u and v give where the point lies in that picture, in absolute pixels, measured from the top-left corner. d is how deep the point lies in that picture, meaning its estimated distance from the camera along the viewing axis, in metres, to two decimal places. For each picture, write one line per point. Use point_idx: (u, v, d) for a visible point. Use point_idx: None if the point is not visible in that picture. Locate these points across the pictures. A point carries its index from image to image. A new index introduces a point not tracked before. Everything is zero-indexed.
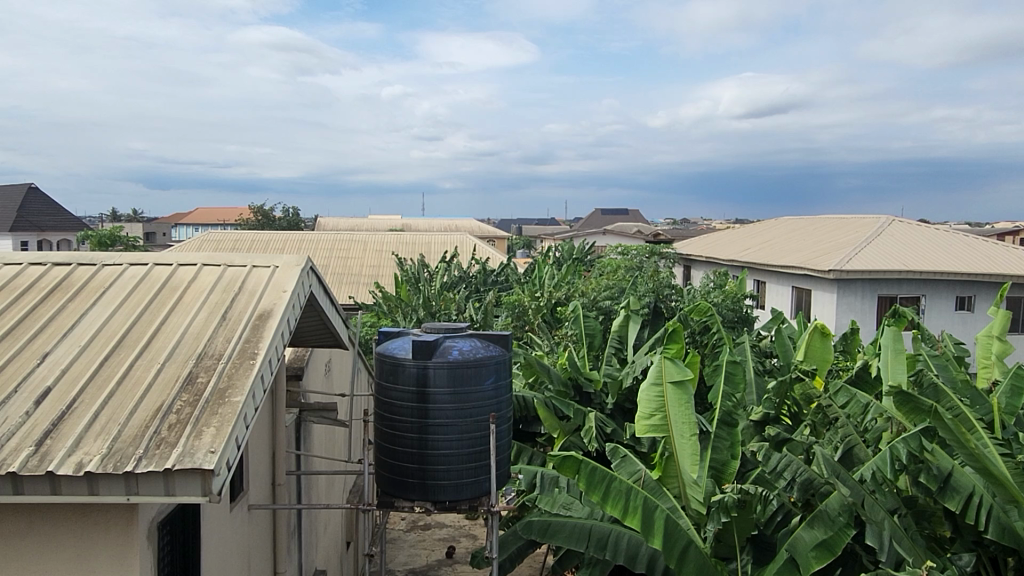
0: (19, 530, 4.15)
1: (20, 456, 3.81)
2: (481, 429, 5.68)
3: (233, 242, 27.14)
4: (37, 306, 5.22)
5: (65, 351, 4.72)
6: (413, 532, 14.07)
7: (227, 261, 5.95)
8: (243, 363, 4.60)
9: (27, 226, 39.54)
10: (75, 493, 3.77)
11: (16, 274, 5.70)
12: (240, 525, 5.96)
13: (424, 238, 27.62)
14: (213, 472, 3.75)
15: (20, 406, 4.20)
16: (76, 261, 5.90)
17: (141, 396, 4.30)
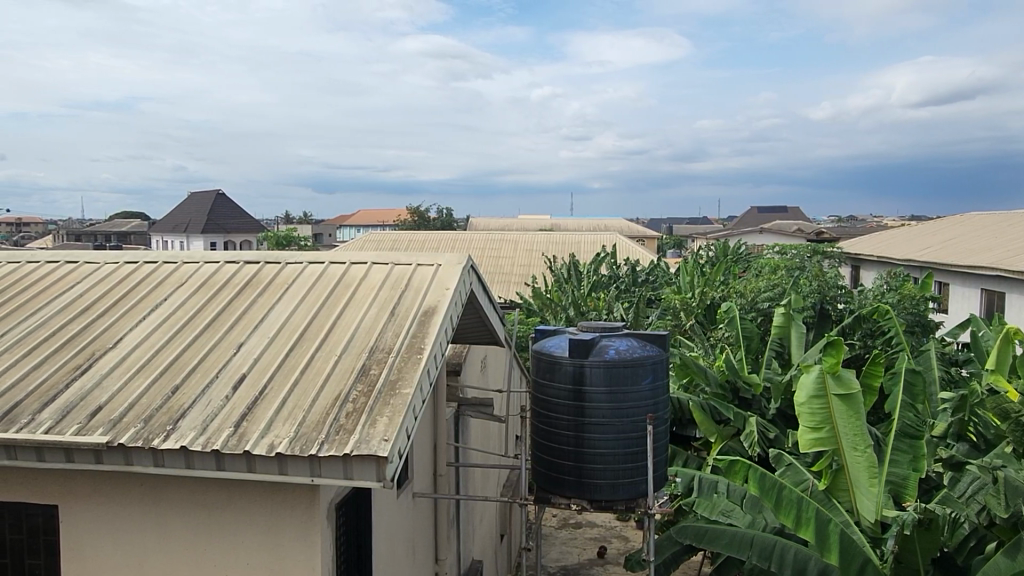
0: (220, 502, 4.59)
1: (221, 435, 4.22)
2: (639, 430, 5.61)
3: (393, 241, 28.64)
4: (231, 300, 5.76)
5: (256, 342, 5.17)
6: (564, 530, 14.17)
7: (395, 260, 6.26)
8: (411, 357, 4.82)
9: (216, 229, 43.96)
10: (268, 471, 4.12)
11: (214, 271, 6.32)
12: (405, 511, 6.28)
13: (574, 237, 27.70)
14: (387, 459, 3.96)
15: (220, 391, 4.64)
16: (263, 260, 6.45)
17: (323, 384, 4.63)
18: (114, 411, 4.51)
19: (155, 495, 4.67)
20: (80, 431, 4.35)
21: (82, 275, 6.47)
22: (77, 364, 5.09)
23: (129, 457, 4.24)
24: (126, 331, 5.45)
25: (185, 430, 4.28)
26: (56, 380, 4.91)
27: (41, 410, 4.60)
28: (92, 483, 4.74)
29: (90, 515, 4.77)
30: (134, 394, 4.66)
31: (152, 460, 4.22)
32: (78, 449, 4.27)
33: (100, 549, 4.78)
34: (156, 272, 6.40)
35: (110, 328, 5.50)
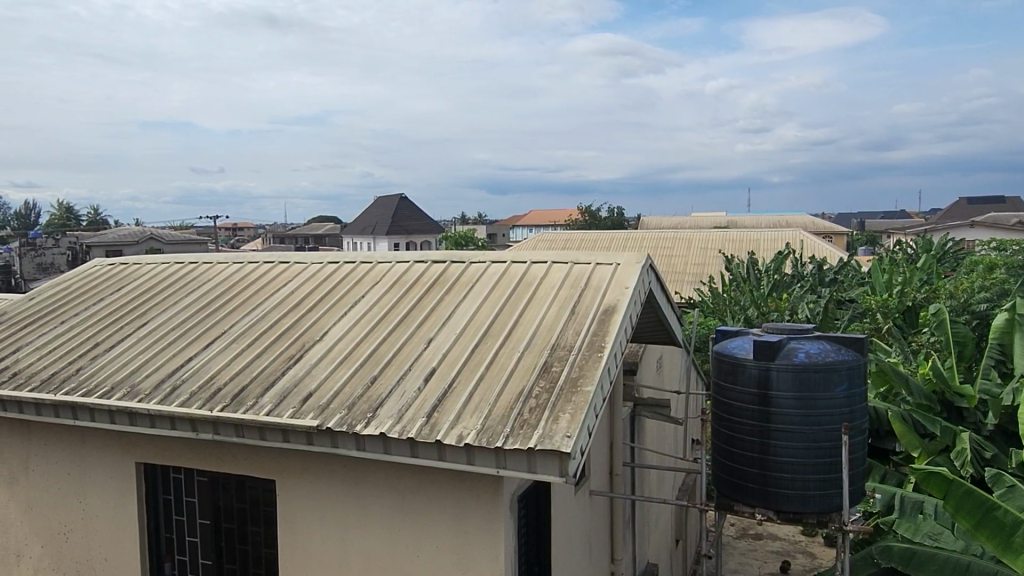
0: (412, 486, 4.89)
1: (415, 424, 4.49)
2: (831, 439, 5.24)
3: (564, 241, 29.01)
4: (420, 298, 6.12)
5: (444, 337, 5.45)
6: (744, 540, 13.60)
7: (573, 259, 6.33)
8: (592, 355, 4.85)
9: (399, 231, 46.85)
10: (456, 460, 4.34)
11: (405, 271, 6.74)
12: (583, 508, 6.33)
13: (753, 234, 26.45)
14: (569, 455, 4.02)
15: (413, 383, 4.96)
16: (448, 260, 6.79)
17: (506, 380, 4.78)
18: (322, 398, 4.96)
19: (355, 477, 5.07)
20: (295, 414, 4.83)
21: (292, 274, 7.18)
22: (291, 354, 5.65)
23: (335, 440, 4.66)
24: (330, 325, 5.97)
25: (383, 418, 4.61)
26: (274, 368, 5.48)
27: (262, 395, 5.16)
28: (303, 462, 5.24)
29: (300, 491, 5.28)
30: (339, 382, 5.10)
31: (355, 444, 4.60)
32: (293, 431, 4.75)
33: (310, 522, 5.28)
34: (354, 271, 6.95)
35: (317, 322, 6.06)
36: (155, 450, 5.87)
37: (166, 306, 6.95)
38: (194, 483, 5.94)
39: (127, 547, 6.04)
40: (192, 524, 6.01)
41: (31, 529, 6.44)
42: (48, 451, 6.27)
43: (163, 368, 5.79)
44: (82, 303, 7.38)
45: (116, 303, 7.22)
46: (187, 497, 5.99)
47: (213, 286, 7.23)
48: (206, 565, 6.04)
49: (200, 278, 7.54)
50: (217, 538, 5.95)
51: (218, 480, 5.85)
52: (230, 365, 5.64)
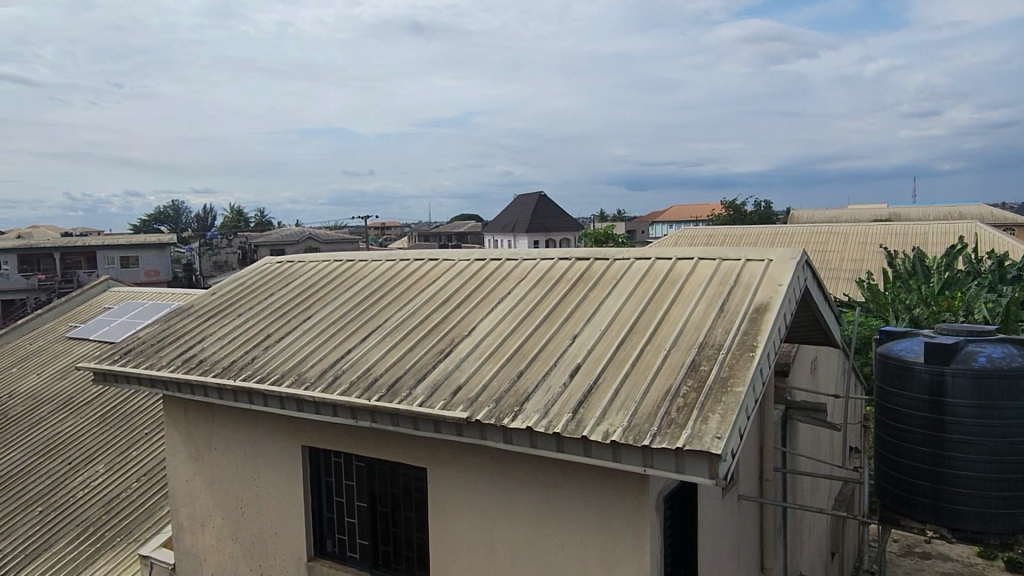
0: (559, 481, 4.94)
1: (561, 419, 4.54)
2: (1018, 454, 4.73)
3: (708, 237, 28.15)
4: (565, 294, 6.17)
5: (588, 334, 5.46)
6: (908, 558, 12.59)
7: (722, 255, 6.12)
8: (743, 355, 4.67)
9: (539, 228, 47.39)
10: (602, 457, 4.34)
11: (549, 268, 6.81)
12: (731, 513, 6.13)
13: (919, 227, 24.39)
14: (720, 456, 3.90)
15: (559, 378, 5.01)
16: (592, 256, 6.78)
17: (653, 377, 4.71)
18: (471, 391, 5.13)
19: (502, 469, 5.20)
20: (446, 405, 5.02)
21: (441, 271, 7.46)
22: (441, 348, 5.87)
23: (484, 432, 4.80)
24: (478, 320, 6.15)
25: (530, 412, 4.69)
26: (426, 361, 5.73)
27: (415, 385, 5.41)
28: (452, 452, 5.44)
29: (450, 480, 5.49)
30: (486, 376, 5.25)
31: (502, 436, 4.72)
32: (444, 421, 4.95)
33: (459, 511, 5.47)
34: (499, 268, 7.12)
35: (465, 317, 6.26)
36: (318, 435, 6.32)
37: (327, 301, 7.46)
38: (352, 467, 6.33)
39: (295, 524, 6.55)
40: (350, 505, 6.40)
41: (213, 502, 7.13)
42: (227, 432, 6.91)
43: (325, 358, 6.22)
44: (255, 298, 8.07)
45: (285, 298, 7.84)
46: (346, 481, 6.39)
47: (369, 283, 7.66)
48: (363, 545, 6.41)
49: (357, 274, 8.02)
50: (373, 521, 6.30)
51: (374, 465, 6.20)
52: (385, 358, 5.96)
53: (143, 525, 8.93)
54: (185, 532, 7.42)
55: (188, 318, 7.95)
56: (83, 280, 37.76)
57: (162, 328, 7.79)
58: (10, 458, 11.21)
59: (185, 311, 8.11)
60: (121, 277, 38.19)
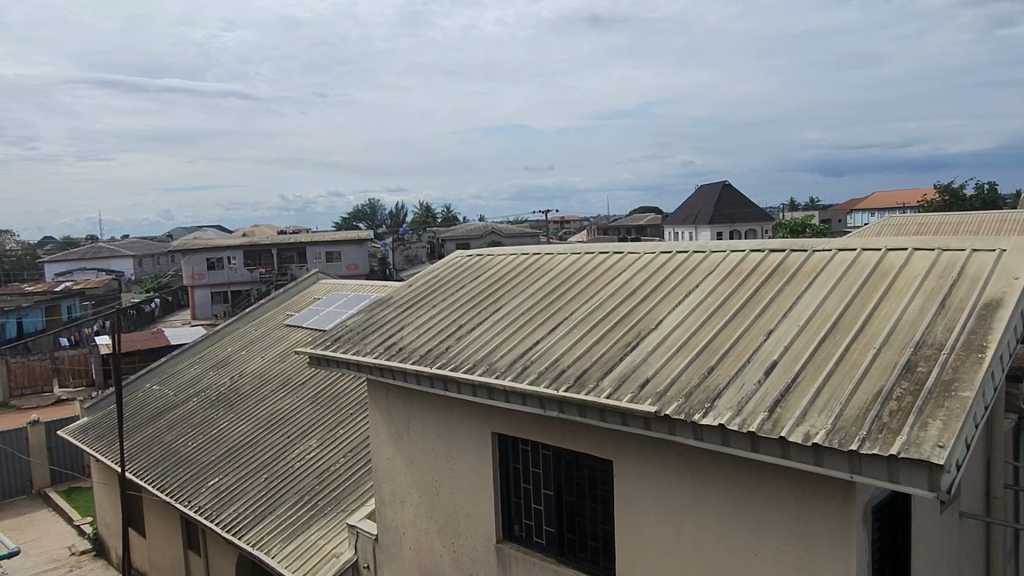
0: (753, 482, 4.74)
1: (756, 418, 4.35)
2: None
3: (918, 225, 25.54)
4: (759, 288, 5.89)
5: (786, 329, 5.17)
6: None
7: (942, 245, 5.53)
8: (970, 356, 4.19)
9: (723, 220, 45.59)
10: (803, 460, 4.10)
11: (741, 260, 6.54)
12: (950, 530, 5.54)
13: None
14: (942, 468, 3.54)
15: (753, 375, 4.80)
16: (788, 247, 6.41)
17: (861, 378, 4.36)
18: (660, 385, 5.06)
19: (691, 466, 5.08)
20: (633, 399, 5.00)
21: (626, 265, 7.41)
22: (627, 342, 5.85)
23: (673, 427, 4.72)
24: (665, 314, 6.04)
25: (722, 410, 4.54)
26: (612, 354, 5.73)
27: (602, 377, 5.44)
28: (639, 446, 5.40)
29: (637, 475, 5.45)
30: (676, 370, 5.16)
31: (693, 433, 4.61)
32: (632, 415, 4.93)
33: (645, 506, 5.43)
34: (687, 261, 6.94)
35: (652, 311, 6.18)
36: (507, 423, 6.55)
37: (515, 294, 7.70)
38: (539, 455, 6.49)
39: (486, 505, 6.86)
40: (537, 492, 6.57)
41: (411, 480, 7.64)
42: (423, 416, 7.37)
43: (515, 349, 6.43)
44: (448, 290, 8.52)
45: (476, 291, 8.20)
46: (533, 468, 6.57)
47: (554, 276, 7.80)
48: (550, 532, 6.55)
49: (543, 268, 8.19)
50: (559, 509, 6.42)
51: (561, 455, 6.32)
52: (572, 349, 6.05)
53: (351, 497, 9.77)
54: (386, 507, 8.02)
55: (389, 308, 8.56)
56: (296, 273, 42.02)
57: (367, 317, 8.45)
58: (240, 429, 12.77)
59: (386, 302, 8.74)
60: (328, 270, 41.98)
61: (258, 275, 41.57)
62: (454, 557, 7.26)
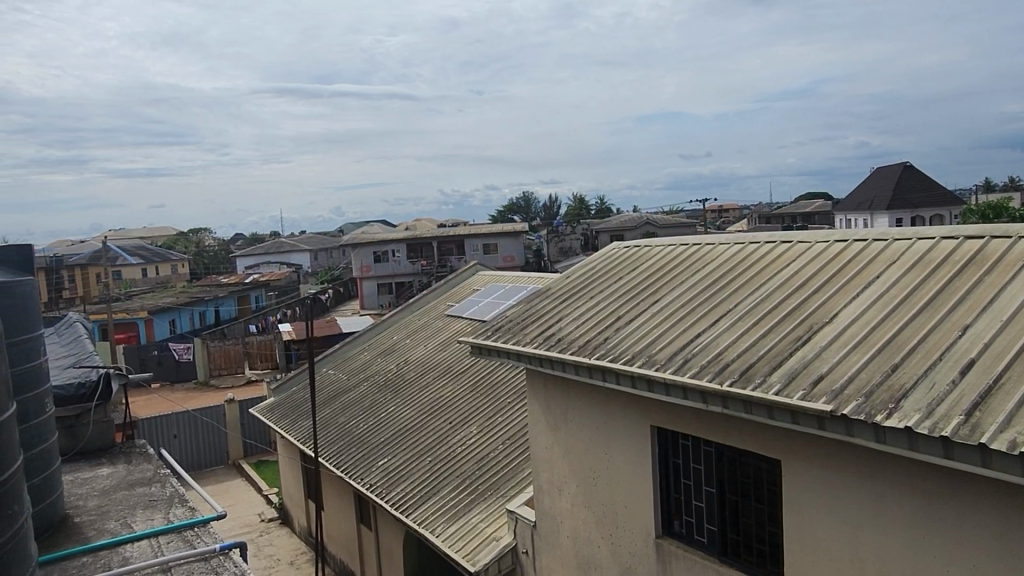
0: (943, 493, 4.35)
1: (950, 422, 3.97)
2: None
3: None
4: (951, 279, 5.35)
5: (986, 325, 4.66)
6: None
7: None
8: None
9: (903, 205, 41.74)
10: (1007, 470, 3.69)
11: (930, 248, 5.97)
12: None
13: None
14: None
15: (946, 375, 4.37)
16: (987, 234, 5.77)
17: None
18: (835, 382, 4.75)
19: (870, 471, 4.74)
20: (806, 397, 4.73)
21: (794, 254, 7.02)
22: (798, 336, 5.54)
23: (850, 428, 4.42)
24: (840, 307, 5.66)
25: (908, 411, 4.18)
26: (781, 349, 5.45)
27: (770, 373, 5.19)
28: (812, 447, 5.10)
29: (810, 477, 5.15)
30: (854, 367, 4.81)
31: (874, 435, 4.30)
32: (804, 414, 4.67)
33: (817, 510, 5.14)
34: (866, 249, 6.45)
35: (825, 303, 5.81)
36: (667, 416, 6.43)
37: (675, 286, 7.53)
38: (701, 452, 6.32)
39: (644, 499, 6.78)
40: (699, 489, 6.41)
41: (569, 470, 7.71)
42: (582, 408, 7.41)
43: (675, 342, 6.29)
44: (606, 282, 8.49)
45: (635, 282, 8.11)
46: (694, 464, 6.40)
47: (716, 267, 7.54)
48: (712, 530, 6.37)
49: (704, 258, 7.94)
50: (723, 508, 6.23)
51: (724, 452, 6.13)
52: (737, 343, 5.82)
53: (510, 483, 10.05)
54: (544, 495, 8.16)
55: (547, 299, 8.67)
56: (455, 265, 43.61)
57: (526, 308, 8.61)
58: (407, 414, 13.51)
59: (544, 293, 8.86)
60: (485, 262, 43.20)
61: (420, 267, 43.62)
62: (612, 548, 7.26)
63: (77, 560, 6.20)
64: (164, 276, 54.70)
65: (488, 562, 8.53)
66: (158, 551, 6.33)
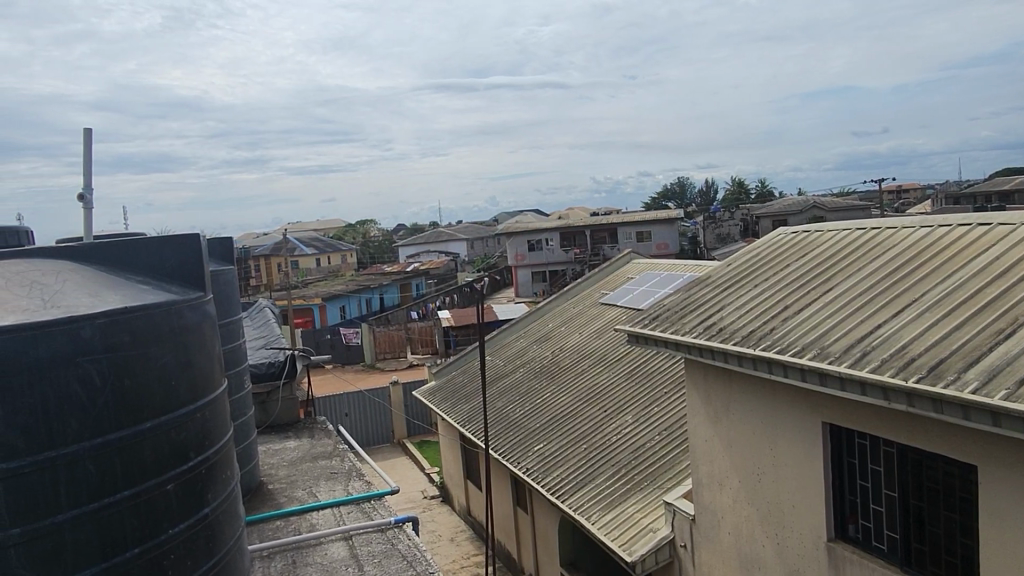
0: None
1: None
2: None
3: None
4: None
5: None
6: None
7: None
8: None
9: None
10: None
11: None
12: None
13: None
14: None
15: None
16: None
17: None
18: None
19: None
20: (1010, 397, 4.25)
21: (992, 238, 6.31)
22: (1000, 329, 4.97)
23: None
24: None
25: None
26: (979, 344, 4.93)
27: (965, 370, 4.71)
28: (1016, 453, 4.58)
29: (1012, 485, 4.64)
30: None
31: None
32: (1008, 415, 4.20)
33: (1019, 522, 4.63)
34: None
35: None
36: (841, 413, 6.03)
37: (851, 273, 7.01)
38: (880, 452, 5.88)
39: (814, 499, 6.41)
40: (878, 491, 5.98)
41: (731, 464, 7.45)
42: (745, 401, 7.12)
43: (852, 334, 5.86)
44: (771, 270, 8.08)
45: (804, 269, 7.64)
46: (872, 465, 5.97)
47: (898, 252, 6.94)
48: (893, 538, 5.93)
49: (884, 243, 7.33)
50: (905, 513, 5.77)
51: (907, 453, 5.66)
52: (925, 336, 5.33)
53: (667, 475, 9.88)
54: (704, 489, 7.94)
55: (707, 288, 8.39)
56: (608, 253, 43.34)
57: (684, 296, 8.38)
58: (562, 401, 13.66)
59: (703, 282, 8.57)
60: (640, 250, 42.43)
61: (573, 256, 43.73)
62: (779, 549, 6.93)
63: (271, 523, 6.87)
64: (335, 265, 58.89)
65: (645, 553, 8.45)
66: (340, 520, 6.86)
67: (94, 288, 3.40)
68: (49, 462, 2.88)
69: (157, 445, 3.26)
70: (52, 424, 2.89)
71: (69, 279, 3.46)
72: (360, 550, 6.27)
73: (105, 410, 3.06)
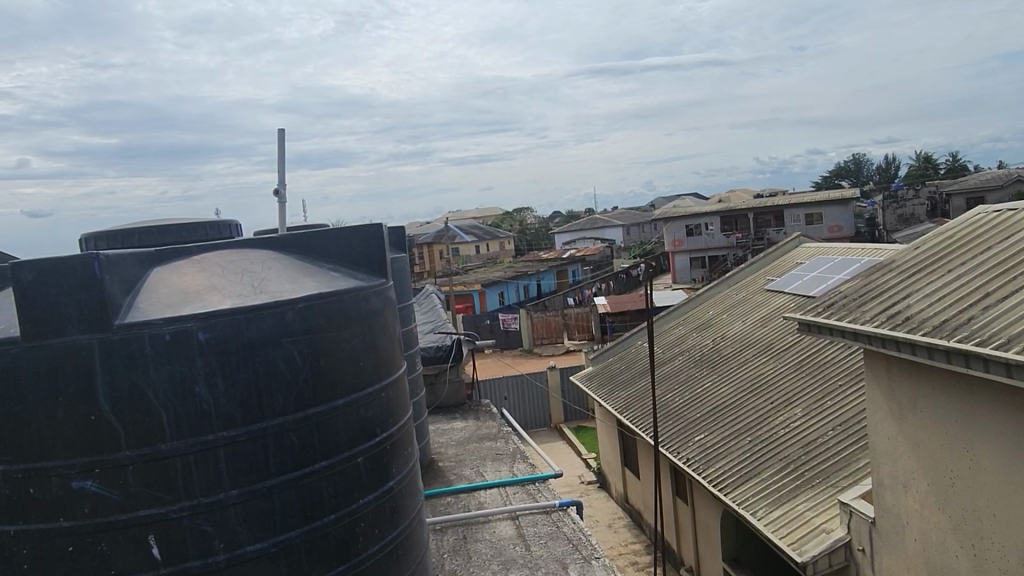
0: None
1: None
2: None
3: None
4: None
5: None
6: None
7: None
8: None
9: None
10: None
11: None
12: None
13: None
14: None
15: None
16: None
17: None
18: None
19: None
20: None
21: None
22: None
23: None
24: None
25: None
26: None
27: None
28: None
29: None
30: None
31: None
32: None
33: None
34: None
35: None
36: None
37: None
38: None
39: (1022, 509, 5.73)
40: None
41: (918, 465, 6.84)
42: (937, 396, 6.49)
43: None
44: (968, 252, 7.28)
45: (1009, 251, 6.83)
46: None
47: None
48: None
49: None
50: None
51: None
52: None
53: (841, 471, 9.27)
54: (887, 490, 7.36)
55: (890, 273, 7.72)
56: (773, 237, 41.07)
57: (864, 283, 7.77)
58: (724, 390, 13.20)
59: (886, 267, 7.90)
60: (810, 233, 39.75)
61: (735, 240, 41.88)
62: (976, 561, 6.28)
63: (443, 499, 7.23)
64: (494, 252, 60.53)
65: (818, 554, 8.01)
66: (507, 500, 7.08)
67: (294, 275, 3.72)
68: (260, 432, 3.19)
69: (348, 422, 3.53)
70: (261, 398, 3.21)
71: (273, 267, 3.81)
72: (526, 530, 6.45)
73: (305, 387, 3.35)
